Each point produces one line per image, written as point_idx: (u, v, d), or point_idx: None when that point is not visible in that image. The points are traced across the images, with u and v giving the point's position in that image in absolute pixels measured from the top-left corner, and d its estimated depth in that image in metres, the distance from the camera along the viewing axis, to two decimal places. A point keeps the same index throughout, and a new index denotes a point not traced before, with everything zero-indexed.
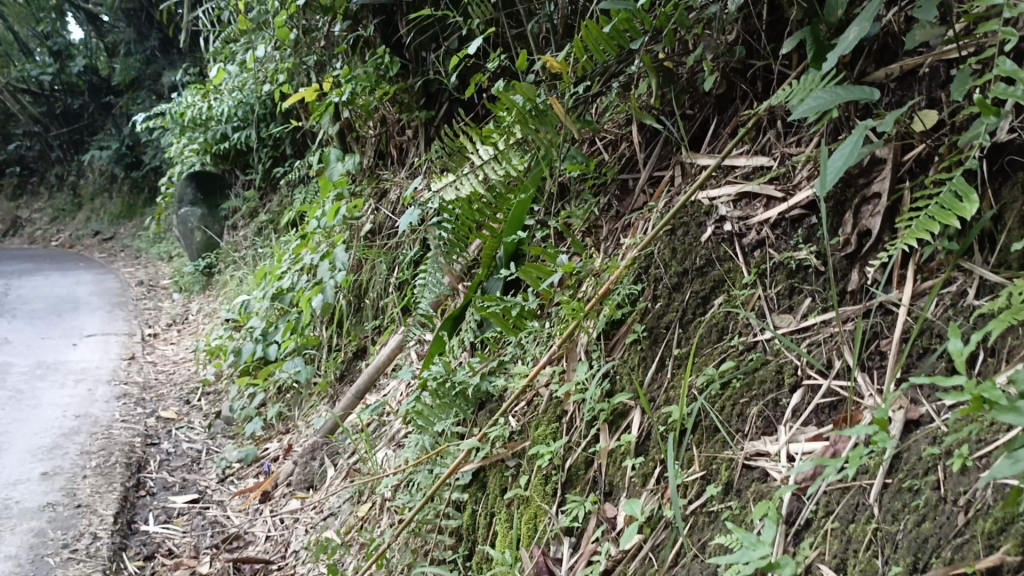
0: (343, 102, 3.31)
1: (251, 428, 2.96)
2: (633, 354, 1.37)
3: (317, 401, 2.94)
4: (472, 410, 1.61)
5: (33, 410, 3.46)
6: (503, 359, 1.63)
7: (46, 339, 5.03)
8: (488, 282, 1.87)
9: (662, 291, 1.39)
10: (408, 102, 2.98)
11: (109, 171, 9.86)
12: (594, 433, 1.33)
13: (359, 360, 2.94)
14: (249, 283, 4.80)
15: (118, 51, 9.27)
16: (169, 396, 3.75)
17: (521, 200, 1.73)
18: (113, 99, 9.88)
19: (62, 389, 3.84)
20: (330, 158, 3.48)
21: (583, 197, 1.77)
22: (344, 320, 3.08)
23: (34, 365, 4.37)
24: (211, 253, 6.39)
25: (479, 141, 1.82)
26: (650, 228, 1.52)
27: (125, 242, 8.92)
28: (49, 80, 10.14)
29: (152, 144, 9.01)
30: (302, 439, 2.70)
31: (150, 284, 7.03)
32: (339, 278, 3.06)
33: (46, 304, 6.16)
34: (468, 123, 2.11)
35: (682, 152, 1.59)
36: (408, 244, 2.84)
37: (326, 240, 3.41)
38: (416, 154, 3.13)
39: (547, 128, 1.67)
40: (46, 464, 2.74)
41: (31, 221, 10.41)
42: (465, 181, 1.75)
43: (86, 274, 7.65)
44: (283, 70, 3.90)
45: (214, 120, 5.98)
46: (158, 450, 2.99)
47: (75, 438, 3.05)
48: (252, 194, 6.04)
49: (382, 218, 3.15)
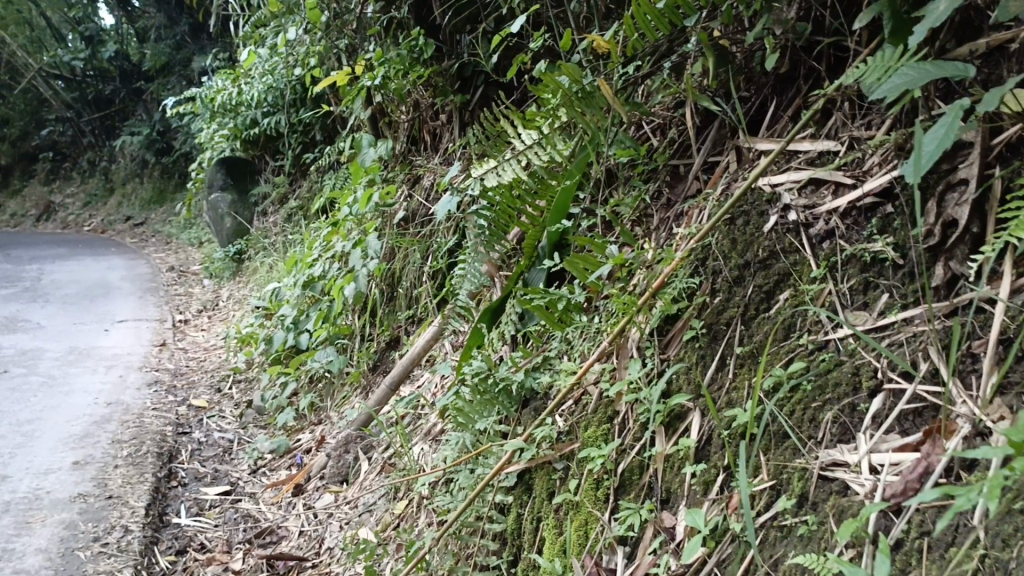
0: (375, 86, 3.25)
1: (283, 419, 2.92)
2: (689, 352, 1.28)
3: (349, 392, 2.89)
4: (516, 407, 1.53)
5: (65, 397, 3.45)
6: (548, 355, 1.55)
7: (79, 324, 5.04)
8: (530, 273, 1.79)
9: (722, 285, 1.30)
10: (442, 85, 2.91)
11: (140, 157, 9.89)
12: (649, 436, 1.25)
13: (392, 350, 2.89)
14: (280, 270, 4.77)
15: (149, 36, 9.28)
16: (199, 384, 3.73)
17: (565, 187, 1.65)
18: (144, 85, 9.88)
19: (94, 375, 3.83)
20: (363, 144, 3.45)
21: (632, 184, 1.67)
22: (377, 309, 3.02)
23: (66, 351, 4.37)
24: (241, 239, 6.36)
25: (522, 125, 1.73)
26: (706, 218, 1.43)
27: (155, 227, 8.94)
28: (81, 66, 10.16)
29: (183, 130, 9.02)
30: (335, 430, 2.66)
31: (181, 269, 7.04)
32: (371, 266, 3.01)
33: (78, 289, 6.18)
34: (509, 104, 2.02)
35: (739, 136, 1.50)
36: (442, 233, 2.81)
37: (358, 227, 3.35)
38: (450, 139, 3.05)
39: (594, 111, 1.58)
40: (76, 453, 2.71)
41: (64, 206, 10.48)
42: (507, 167, 1.67)
43: (117, 259, 7.67)
44: (314, 54, 3.84)
45: (244, 105, 5.95)
46: (189, 439, 2.96)
47: (106, 426, 3.03)
48: (281, 180, 6.00)
49: (416, 205, 3.09)
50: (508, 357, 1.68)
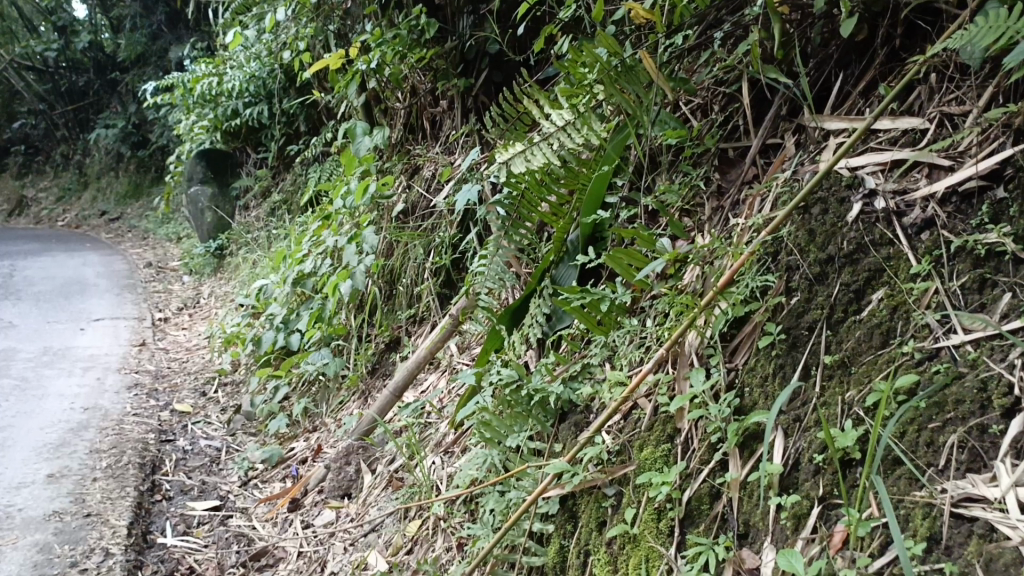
0: (370, 71, 3.07)
1: (274, 426, 2.72)
2: (762, 361, 1.11)
3: (345, 397, 2.70)
4: (552, 422, 1.35)
5: (39, 402, 3.23)
6: (589, 362, 1.36)
7: (53, 323, 4.80)
8: (558, 269, 1.61)
9: (801, 282, 1.13)
10: (444, 68, 2.76)
11: (116, 151, 9.60)
12: (722, 458, 1.07)
13: (391, 352, 2.73)
14: (264, 266, 4.56)
15: (125, 26, 9.03)
16: (183, 387, 3.52)
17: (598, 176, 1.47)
18: (119, 75, 9.59)
19: (70, 378, 3.60)
20: (356, 131, 3.20)
21: (677, 169, 1.49)
22: (375, 307, 2.84)
23: (40, 352, 4.14)
24: (222, 234, 6.13)
25: (549, 106, 1.57)
26: (772, 207, 1.26)
27: (132, 222, 8.67)
28: (54, 56, 9.84)
29: (161, 122, 8.77)
30: (332, 440, 2.47)
31: (160, 266, 6.79)
32: (368, 262, 2.82)
33: (52, 287, 5.92)
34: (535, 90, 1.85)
35: (803, 114, 1.33)
36: (446, 227, 2.66)
37: (351, 220, 3.17)
38: (452, 127, 2.91)
39: (635, 87, 1.43)
40: (52, 465, 2.51)
41: (37, 200, 10.15)
42: (536, 150, 1.51)
43: (92, 255, 7.40)
44: (303, 38, 3.65)
45: (226, 95, 5.74)
46: (174, 448, 2.76)
47: (83, 434, 2.82)
48: (263, 173, 5.79)
49: (415, 197, 2.92)
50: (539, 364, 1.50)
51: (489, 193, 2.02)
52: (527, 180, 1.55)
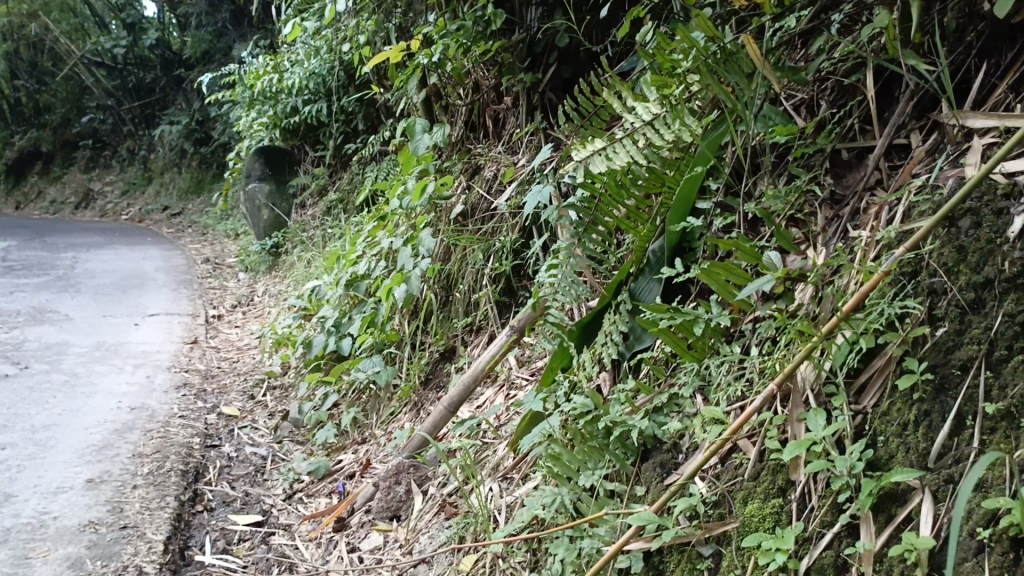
0: (431, 65, 2.94)
1: (322, 436, 2.59)
2: (900, 406, 0.92)
3: (396, 408, 2.56)
4: (632, 461, 1.17)
5: (87, 399, 3.16)
6: (677, 391, 1.18)
7: (108, 317, 4.77)
8: (638, 283, 1.42)
9: (949, 310, 0.93)
10: (511, 62, 2.62)
11: (179, 147, 9.68)
12: (850, 521, 0.88)
13: (446, 362, 2.58)
14: (319, 265, 4.46)
15: (190, 23, 9.13)
16: (232, 389, 3.43)
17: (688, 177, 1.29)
18: (185, 72, 9.67)
19: (120, 375, 3.54)
20: (415, 129, 3.05)
21: (784, 172, 1.29)
22: (431, 314, 2.70)
23: (92, 347, 4.09)
24: (279, 232, 6.07)
25: (635, 99, 1.41)
26: (904, 219, 1.06)
27: (191, 218, 8.72)
28: (122, 53, 9.97)
29: (222, 119, 8.81)
30: (382, 454, 2.33)
31: (217, 262, 6.77)
32: (424, 266, 2.68)
33: (111, 280, 5.93)
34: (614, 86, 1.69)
35: (941, 109, 1.13)
36: (508, 231, 2.51)
37: (407, 221, 3.04)
38: (515, 125, 2.76)
39: (735, 77, 1.25)
40: (93, 469, 2.41)
41: (102, 194, 10.30)
42: (618, 148, 1.36)
43: (152, 249, 7.44)
44: (363, 32, 3.53)
45: (286, 92, 5.70)
46: (218, 454, 2.65)
47: (128, 436, 2.72)
48: (320, 171, 5.73)
49: (475, 198, 2.77)
50: (616, 391, 1.32)
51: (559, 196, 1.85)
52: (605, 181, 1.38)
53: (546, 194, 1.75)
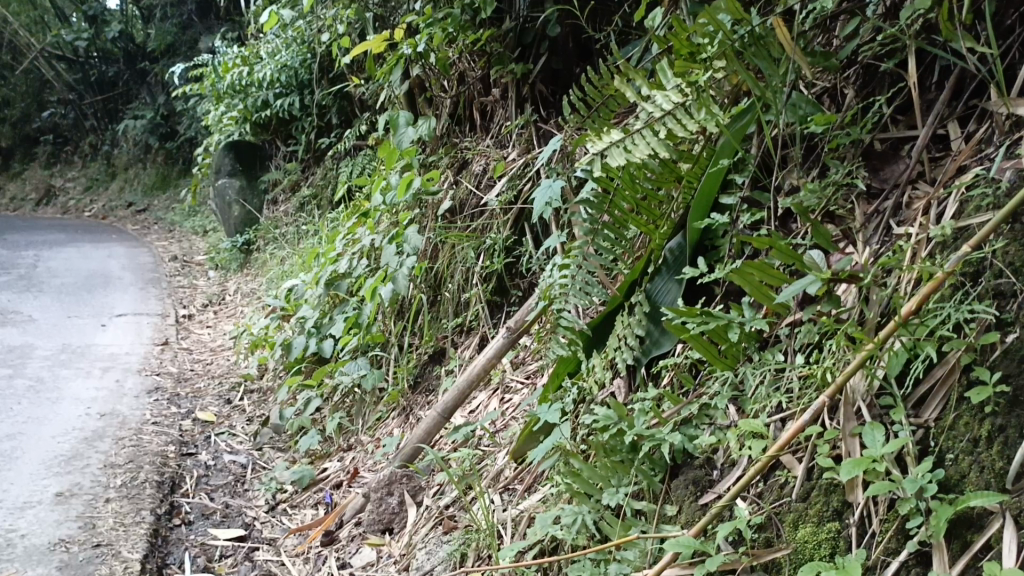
0: (415, 56, 2.84)
1: (306, 442, 2.47)
2: (968, 420, 0.84)
3: (383, 413, 2.46)
4: (661, 477, 1.08)
5: (53, 405, 3.01)
6: (707, 401, 1.09)
7: (74, 318, 4.60)
8: (655, 284, 1.34)
9: (1020, 313, 0.85)
10: (500, 52, 2.53)
11: (145, 142, 9.44)
12: (919, 549, 0.80)
13: (435, 364, 2.48)
14: (293, 263, 4.32)
15: (155, 16, 8.90)
16: (207, 393, 3.29)
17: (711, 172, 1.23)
18: (149, 66, 9.42)
19: (88, 379, 3.38)
20: (399, 122, 2.95)
21: (815, 164, 1.21)
22: (418, 314, 2.60)
23: (58, 349, 3.92)
24: (251, 229, 5.91)
25: (650, 88, 1.33)
26: (957, 215, 0.98)
27: (158, 215, 8.50)
28: (84, 46, 9.70)
29: (188, 114, 8.60)
30: (371, 463, 2.23)
31: (186, 259, 6.59)
32: (410, 264, 2.57)
33: (76, 279, 5.74)
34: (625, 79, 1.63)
35: (990, 96, 1.04)
36: (500, 229, 2.43)
37: (390, 218, 2.93)
38: (504, 118, 2.67)
39: (763, 62, 1.17)
40: (62, 481, 2.28)
41: (66, 191, 10.02)
42: (637, 139, 1.26)
43: (118, 247, 7.22)
44: (341, 22, 3.41)
45: (257, 86, 5.55)
46: (195, 463, 2.53)
47: (98, 445, 2.59)
48: (293, 166, 5.59)
49: (463, 194, 2.67)
50: (637, 401, 1.24)
51: (569, 191, 1.76)
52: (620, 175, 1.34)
53: (557, 189, 1.67)
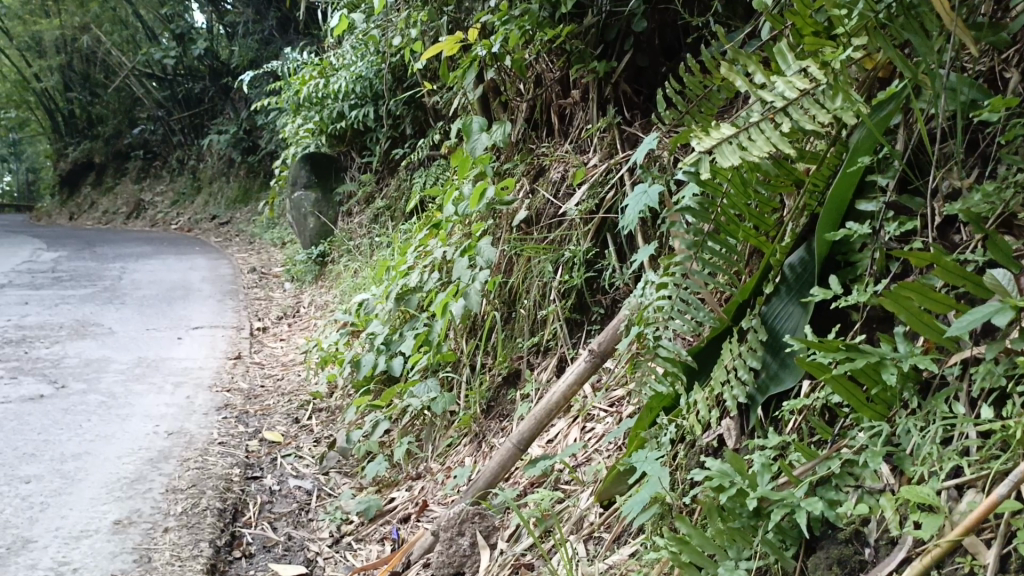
0: (490, 57, 2.67)
1: (372, 469, 2.32)
2: None
3: (454, 438, 2.29)
4: (793, 553, 0.87)
5: (122, 423, 2.94)
6: (852, 456, 0.87)
7: (152, 331, 4.58)
8: (775, 307, 1.12)
9: None
10: (581, 50, 2.35)
11: (227, 156, 9.56)
12: None
13: (510, 388, 2.29)
14: (366, 275, 4.21)
15: (237, 32, 9.01)
16: (276, 411, 3.19)
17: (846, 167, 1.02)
18: (231, 81, 9.55)
19: (159, 395, 3.31)
20: (471, 128, 2.76)
21: (982, 162, 0.98)
22: (492, 333, 2.42)
23: (133, 363, 3.89)
24: (325, 241, 5.85)
25: (765, 76, 1.13)
26: None
27: (240, 227, 8.58)
28: (171, 63, 9.89)
29: (268, 127, 8.66)
30: (441, 495, 2.06)
31: (263, 271, 6.59)
32: (484, 278, 2.40)
33: (156, 291, 5.77)
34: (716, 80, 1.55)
35: None
36: (580, 239, 2.24)
37: (463, 229, 2.77)
38: (584, 120, 2.47)
39: (916, 36, 0.95)
40: (122, 507, 2.18)
41: (154, 204, 10.26)
42: (754, 134, 1.04)
43: (199, 259, 7.29)
44: (415, 25, 3.27)
45: (331, 97, 5.48)
46: (259, 489, 2.41)
47: (162, 467, 2.49)
48: (367, 177, 5.51)
49: (540, 202, 2.48)
50: (757, 450, 1.02)
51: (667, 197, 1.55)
52: (729, 177, 1.13)
53: (655, 195, 1.43)
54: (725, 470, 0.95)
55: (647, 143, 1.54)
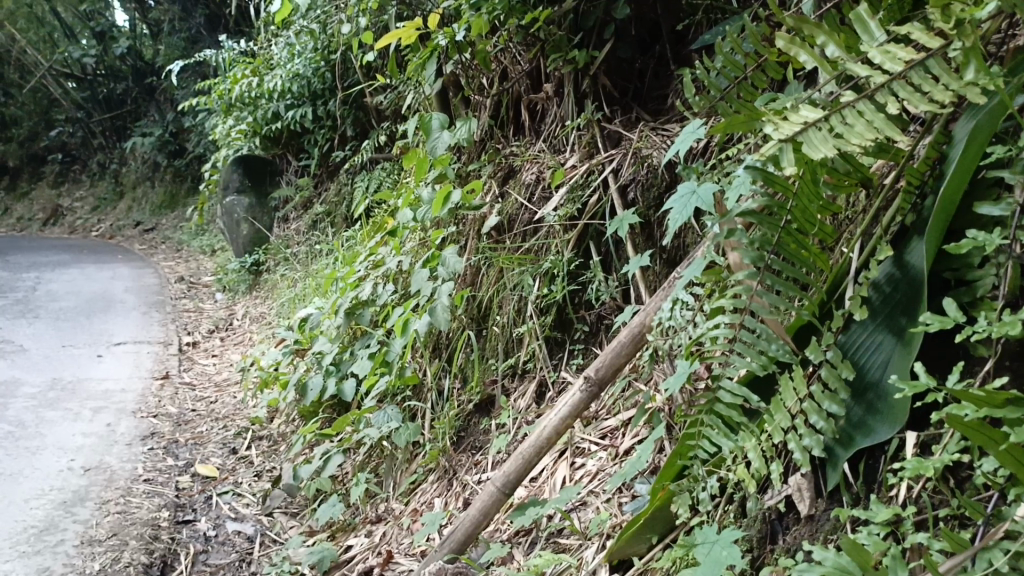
0: (451, 46, 2.40)
1: (324, 511, 2.04)
2: None
3: (418, 475, 2.03)
4: None
5: (31, 457, 2.57)
6: (1021, 547, 0.65)
7: (68, 348, 4.17)
8: (859, 337, 0.90)
9: None
10: (556, 38, 2.11)
11: (152, 159, 9.03)
12: None
13: (482, 416, 2.05)
14: (306, 287, 3.90)
15: (163, 29, 8.54)
16: (209, 440, 2.86)
17: (960, 161, 0.81)
18: (156, 81, 9.05)
19: (75, 423, 2.94)
20: (431, 124, 2.45)
21: None
22: (459, 354, 2.17)
23: (46, 385, 3.49)
24: (260, 249, 5.49)
25: (843, 47, 0.90)
26: None
27: (166, 234, 8.10)
28: (91, 62, 9.33)
29: (196, 130, 8.21)
30: (409, 546, 1.79)
31: (192, 281, 6.18)
32: (449, 292, 2.14)
33: (74, 303, 5.32)
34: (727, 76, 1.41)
35: None
36: (558, 247, 1.99)
37: (421, 237, 2.51)
38: (559, 116, 2.24)
39: None
40: (26, 564, 1.85)
41: (73, 210, 9.63)
42: (851, 118, 0.82)
43: (123, 268, 6.82)
44: (362, 13, 2.97)
45: (266, 97, 5.14)
46: (192, 534, 2.10)
47: (77, 511, 2.15)
48: (304, 182, 5.17)
49: (512, 207, 2.24)
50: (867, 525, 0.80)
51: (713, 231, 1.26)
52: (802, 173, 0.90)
53: (695, 205, 1.20)
54: (842, 565, 0.74)
55: (691, 129, 1.30)
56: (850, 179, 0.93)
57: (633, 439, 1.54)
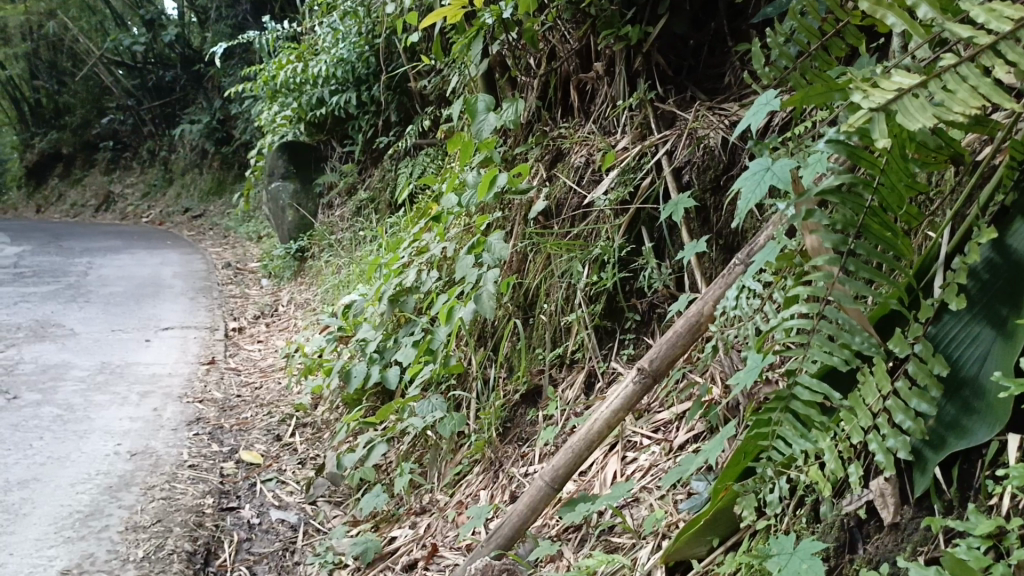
0: (497, 25, 2.34)
1: (368, 501, 2.00)
2: None
3: (463, 466, 1.98)
4: None
5: (79, 441, 2.57)
6: None
7: (118, 332, 4.20)
8: (953, 328, 0.81)
9: None
10: (608, 14, 2.03)
11: (200, 146, 9.11)
12: None
13: (528, 407, 1.99)
14: (350, 273, 3.87)
15: (210, 17, 8.58)
16: (254, 426, 2.84)
17: None
18: (204, 68, 9.11)
19: (123, 407, 2.94)
20: (476, 107, 2.38)
21: None
22: (505, 343, 2.11)
23: (96, 369, 3.51)
24: (304, 235, 5.49)
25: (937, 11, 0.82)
26: None
27: (214, 221, 8.16)
28: (141, 50, 9.42)
29: (243, 118, 8.25)
30: (453, 540, 1.74)
31: (239, 267, 6.21)
32: (495, 279, 2.08)
33: (124, 288, 5.38)
34: (795, 48, 1.32)
35: None
36: (608, 233, 1.92)
37: (467, 222, 2.44)
38: (610, 96, 2.16)
39: None
40: (72, 550, 1.84)
41: (124, 197, 9.77)
42: (950, 84, 0.74)
43: (171, 253, 6.88)
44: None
45: (311, 83, 5.12)
46: (236, 522, 2.08)
47: (123, 496, 2.14)
48: (348, 168, 5.15)
49: (560, 191, 2.16)
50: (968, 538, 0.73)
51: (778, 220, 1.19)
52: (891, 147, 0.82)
53: (766, 185, 1.12)
54: None
55: (763, 102, 1.21)
56: (944, 155, 0.84)
57: (689, 433, 1.47)
